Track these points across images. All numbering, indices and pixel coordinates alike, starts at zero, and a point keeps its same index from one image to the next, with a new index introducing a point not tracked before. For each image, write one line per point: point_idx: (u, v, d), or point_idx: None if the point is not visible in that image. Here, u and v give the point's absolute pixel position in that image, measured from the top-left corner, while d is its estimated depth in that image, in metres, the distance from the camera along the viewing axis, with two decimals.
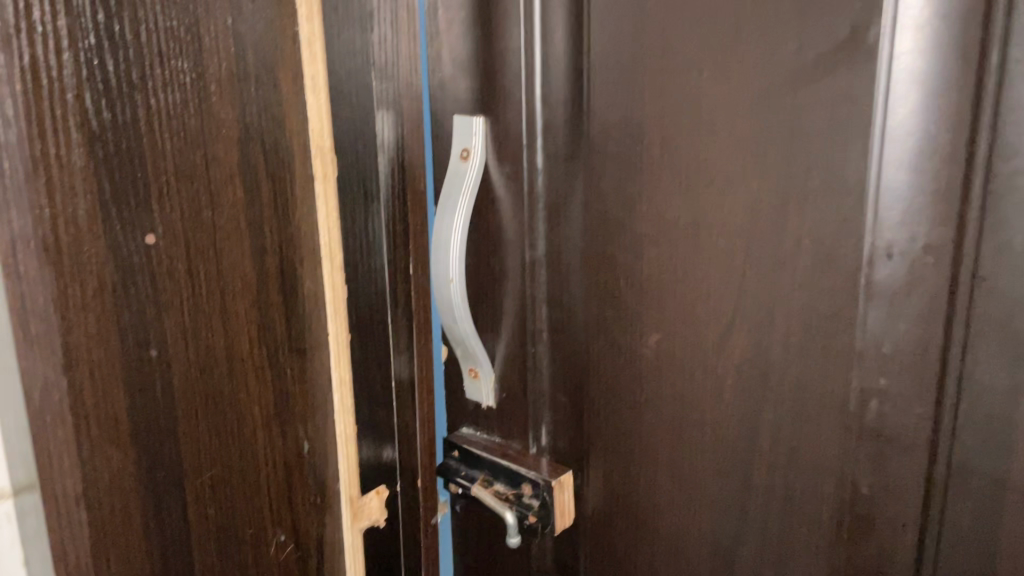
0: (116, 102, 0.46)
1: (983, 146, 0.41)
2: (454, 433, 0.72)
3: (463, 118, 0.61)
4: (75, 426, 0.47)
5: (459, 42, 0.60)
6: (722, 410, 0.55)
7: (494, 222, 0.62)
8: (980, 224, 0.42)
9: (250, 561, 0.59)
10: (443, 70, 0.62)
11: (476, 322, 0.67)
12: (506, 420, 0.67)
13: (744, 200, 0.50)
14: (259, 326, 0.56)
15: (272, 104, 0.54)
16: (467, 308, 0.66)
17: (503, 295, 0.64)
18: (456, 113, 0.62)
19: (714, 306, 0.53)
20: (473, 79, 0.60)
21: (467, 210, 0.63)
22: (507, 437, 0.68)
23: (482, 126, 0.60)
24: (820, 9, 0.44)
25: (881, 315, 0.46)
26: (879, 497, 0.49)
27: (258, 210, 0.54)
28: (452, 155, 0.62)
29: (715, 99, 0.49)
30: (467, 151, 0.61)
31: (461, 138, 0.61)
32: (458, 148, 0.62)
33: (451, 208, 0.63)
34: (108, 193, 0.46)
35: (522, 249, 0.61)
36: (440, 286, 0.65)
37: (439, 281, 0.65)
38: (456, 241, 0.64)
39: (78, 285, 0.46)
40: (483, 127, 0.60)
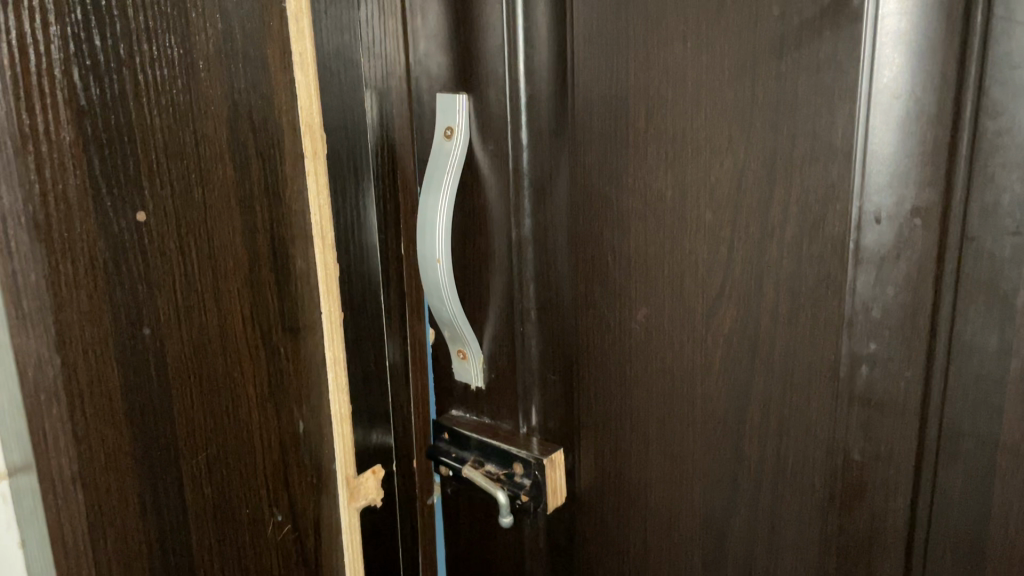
0: (104, 78, 0.46)
1: (969, 106, 0.41)
2: (443, 416, 0.71)
3: (446, 95, 0.60)
4: (69, 404, 0.47)
5: (439, 19, 0.59)
6: (713, 382, 0.55)
7: (479, 201, 0.62)
8: (967, 185, 0.42)
9: (247, 542, 0.59)
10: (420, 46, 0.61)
11: (465, 303, 0.66)
12: (495, 401, 0.67)
13: (731, 170, 0.50)
14: (252, 305, 0.56)
15: (261, 82, 0.54)
16: (454, 289, 0.65)
17: (490, 274, 0.64)
18: (441, 90, 0.61)
19: (702, 278, 0.53)
20: (453, 56, 0.59)
21: (450, 189, 0.62)
22: (497, 418, 0.68)
23: (466, 103, 0.60)
24: None
25: (869, 280, 0.46)
26: (870, 464, 0.49)
27: (248, 188, 0.55)
28: (434, 134, 0.62)
29: (701, 69, 0.50)
30: (451, 130, 0.61)
31: (444, 116, 0.61)
32: (442, 126, 0.61)
33: (436, 188, 0.62)
34: (97, 169, 0.46)
35: (507, 228, 0.61)
36: (426, 267, 0.65)
37: (425, 263, 0.64)
38: (441, 222, 0.63)
39: (70, 261, 0.46)
40: (467, 104, 0.60)
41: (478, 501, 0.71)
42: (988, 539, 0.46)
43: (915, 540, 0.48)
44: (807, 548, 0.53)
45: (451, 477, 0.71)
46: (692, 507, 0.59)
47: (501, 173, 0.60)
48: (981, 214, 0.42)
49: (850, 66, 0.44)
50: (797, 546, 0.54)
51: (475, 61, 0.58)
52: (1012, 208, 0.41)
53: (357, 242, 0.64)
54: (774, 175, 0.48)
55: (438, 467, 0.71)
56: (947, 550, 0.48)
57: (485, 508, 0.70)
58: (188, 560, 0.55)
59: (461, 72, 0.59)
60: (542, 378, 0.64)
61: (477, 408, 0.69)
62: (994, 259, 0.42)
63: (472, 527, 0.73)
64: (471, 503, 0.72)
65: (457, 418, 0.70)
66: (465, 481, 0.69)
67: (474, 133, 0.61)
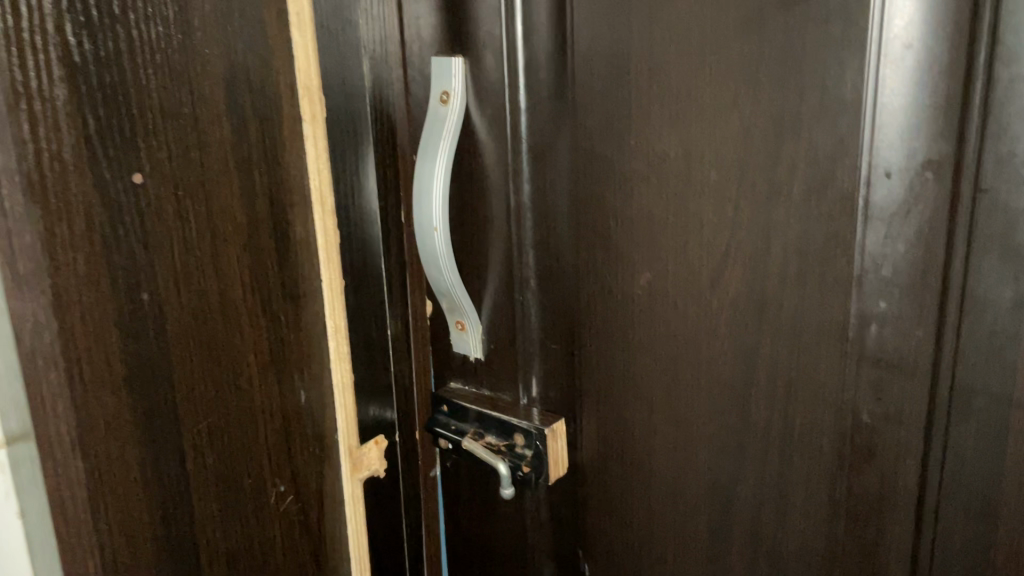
0: (98, 35, 0.45)
1: (983, 53, 0.40)
2: (442, 389, 0.70)
3: (441, 59, 0.59)
4: (67, 370, 0.46)
5: None
6: (719, 346, 0.54)
7: (478, 167, 0.61)
8: (980, 137, 0.41)
9: (250, 512, 0.58)
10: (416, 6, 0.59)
11: (464, 272, 0.65)
12: (496, 372, 0.66)
13: (737, 128, 0.49)
14: (251, 271, 0.56)
15: (257, 44, 0.53)
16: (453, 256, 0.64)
17: (490, 242, 0.63)
18: (435, 54, 0.59)
19: (708, 240, 0.53)
20: (449, 17, 0.58)
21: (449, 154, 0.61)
22: (498, 389, 0.67)
23: (462, 67, 0.59)
24: None
25: (880, 236, 0.45)
26: (880, 426, 0.48)
27: (246, 151, 0.54)
28: (429, 100, 0.61)
29: (706, 24, 0.49)
30: (447, 95, 0.59)
31: (439, 81, 0.60)
32: (438, 91, 0.60)
33: (433, 154, 0.61)
34: (93, 129, 0.45)
35: (507, 194, 0.60)
36: (423, 235, 0.64)
37: (422, 230, 0.64)
38: (440, 188, 0.62)
39: (66, 223, 0.45)
40: (462, 68, 0.59)
41: (481, 473, 0.70)
42: (1000, 497, 0.46)
43: (925, 500, 0.48)
44: (817, 512, 0.53)
45: (452, 449, 0.70)
46: (698, 474, 0.58)
47: (499, 138, 0.59)
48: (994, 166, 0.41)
49: (860, 16, 0.43)
50: (805, 511, 0.53)
51: (472, 22, 0.57)
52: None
53: (357, 209, 0.63)
54: (783, 130, 0.47)
55: (438, 439, 0.70)
56: (959, 510, 0.47)
57: (487, 480, 0.70)
58: (191, 530, 0.54)
59: (457, 34, 0.58)
60: (543, 346, 0.64)
61: (477, 380, 0.68)
62: (1008, 211, 0.41)
63: (474, 500, 0.72)
64: (473, 475, 0.71)
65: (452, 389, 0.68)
66: (467, 453, 0.68)
67: (472, 97, 0.59)
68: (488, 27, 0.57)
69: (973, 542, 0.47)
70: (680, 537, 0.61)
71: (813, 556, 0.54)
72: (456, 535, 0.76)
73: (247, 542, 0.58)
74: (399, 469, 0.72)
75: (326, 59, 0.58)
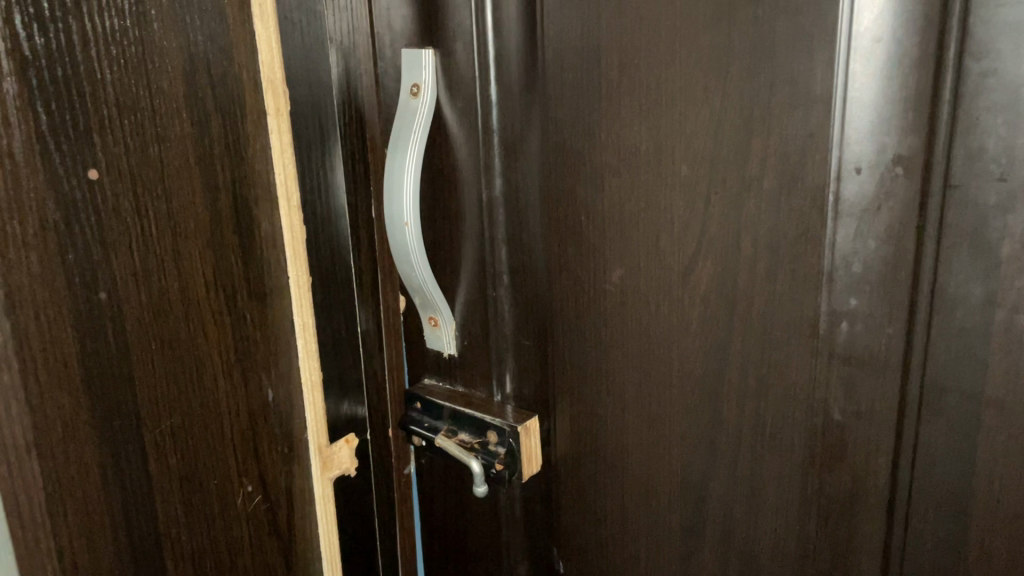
0: (50, 26, 0.43)
1: (952, 47, 0.39)
2: (415, 385, 0.69)
3: (411, 51, 0.58)
4: (21, 371, 0.45)
5: None
6: (691, 342, 0.53)
7: (449, 161, 0.60)
8: (950, 131, 0.41)
9: (216, 513, 0.57)
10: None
11: (436, 268, 0.64)
12: (468, 368, 0.66)
13: (707, 122, 0.48)
14: (215, 269, 0.55)
15: (219, 35, 0.52)
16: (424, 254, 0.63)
17: (461, 237, 0.62)
18: (404, 45, 0.58)
19: (679, 236, 0.52)
20: (418, 9, 0.57)
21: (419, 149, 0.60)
22: (471, 386, 0.66)
23: (432, 59, 0.58)
24: None
25: (850, 232, 0.45)
26: (851, 424, 0.48)
27: (208, 145, 0.53)
28: (400, 92, 0.60)
29: (676, 16, 0.48)
30: (417, 87, 0.58)
31: (410, 74, 0.59)
32: (408, 84, 0.59)
33: (403, 148, 0.60)
34: (45, 124, 0.44)
35: (477, 189, 0.59)
36: (394, 232, 0.62)
37: (392, 227, 0.62)
38: (410, 184, 0.61)
39: (18, 221, 0.43)
40: (432, 60, 0.58)
41: (454, 471, 0.69)
42: (972, 497, 0.45)
43: (896, 498, 0.47)
44: (788, 510, 0.52)
45: (425, 447, 0.69)
46: (670, 472, 0.57)
47: (469, 132, 0.58)
48: (965, 161, 0.41)
49: (830, 8, 0.42)
50: (776, 509, 0.53)
51: (441, 14, 0.56)
52: (996, 155, 0.40)
53: (326, 205, 0.62)
54: (753, 124, 0.47)
55: (410, 436, 0.70)
56: (929, 509, 0.47)
57: (461, 477, 0.69)
58: (154, 533, 0.53)
59: (427, 26, 0.57)
60: (516, 342, 0.63)
61: (449, 376, 0.67)
62: (978, 207, 0.41)
63: (448, 497, 0.71)
64: (447, 473, 0.70)
65: (426, 387, 0.67)
66: (440, 451, 0.68)
67: (443, 90, 0.58)
68: (457, 19, 0.56)
69: (944, 541, 0.47)
70: (654, 535, 0.60)
71: (784, 554, 0.53)
72: (430, 532, 0.75)
73: (213, 543, 0.58)
74: (371, 467, 0.71)
75: (291, 51, 0.57)
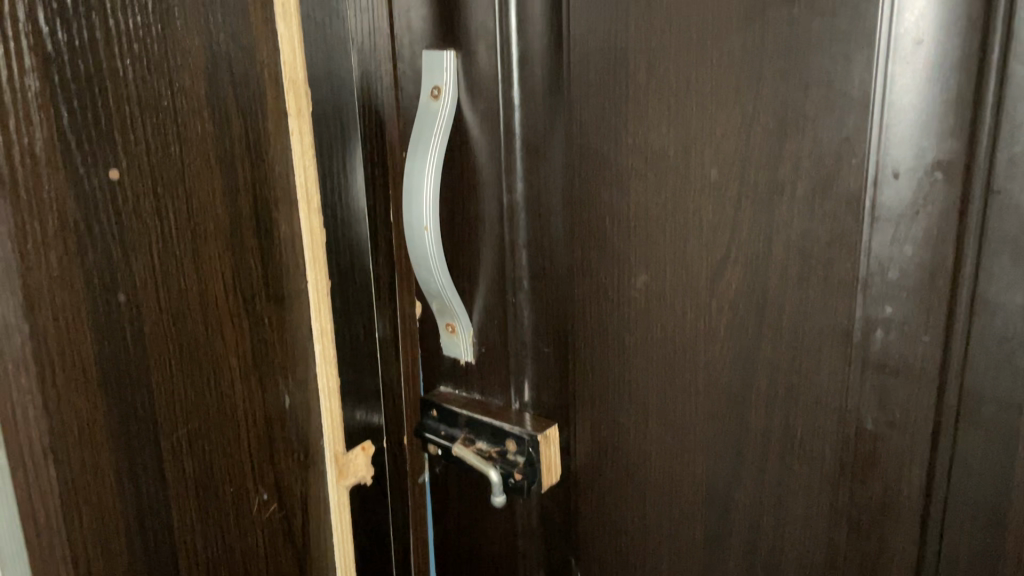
0: (73, 23, 0.43)
1: (996, 49, 0.39)
2: (430, 391, 0.68)
3: (432, 52, 0.57)
4: (39, 374, 0.44)
5: None
6: (717, 350, 0.52)
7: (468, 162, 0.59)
8: (993, 135, 0.40)
9: (232, 520, 0.56)
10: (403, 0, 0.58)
11: (454, 273, 0.63)
12: (485, 375, 0.65)
13: (739, 125, 0.48)
14: (234, 271, 0.54)
15: (241, 34, 0.51)
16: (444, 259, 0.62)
17: (481, 242, 0.61)
18: (425, 47, 0.58)
19: (707, 241, 0.51)
20: (438, 12, 0.56)
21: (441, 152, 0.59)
22: (488, 393, 0.65)
23: (453, 61, 0.57)
24: None
25: (887, 238, 0.44)
26: (884, 433, 0.47)
27: (228, 145, 0.52)
28: (420, 94, 0.58)
29: (708, 17, 0.47)
30: (438, 89, 0.57)
31: (431, 75, 0.57)
32: (428, 86, 0.58)
33: (424, 151, 0.59)
34: (66, 122, 0.43)
35: (498, 192, 0.58)
36: (413, 236, 0.61)
37: (411, 232, 0.61)
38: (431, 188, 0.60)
39: (37, 222, 0.43)
40: (453, 62, 0.57)
41: (469, 480, 0.68)
42: (1009, 509, 0.44)
43: (930, 510, 0.46)
44: (817, 521, 0.51)
45: (441, 455, 0.67)
46: (694, 483, 0.56)
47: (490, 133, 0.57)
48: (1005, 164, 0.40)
49: (870, 8, 0.41)
50: (804, 521, 0.52)
51: (465, 16, 0.55)
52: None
53: (346, 208, 0.61)
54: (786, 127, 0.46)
55: (425, 444, 0.68)
56: (965, 522, 0.46)
57: (477, 486, 0.68)
58: (169, 540, 0.52)
59: (449, 26, 0.56)
60: (535, 349, 0.61)
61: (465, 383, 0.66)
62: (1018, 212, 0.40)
63: (463, 507, 0.70)
64: (461, 482, 0.69)
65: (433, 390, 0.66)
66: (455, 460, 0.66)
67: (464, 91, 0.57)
68: (481, 20, 0.55)
69: (980, 554, 0.46)
70: (675, 546, 0.59)
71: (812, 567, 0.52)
72: (444, 543, 0.74)
73: (228, 552, 0.56)
74: (386, 475, 0.70)
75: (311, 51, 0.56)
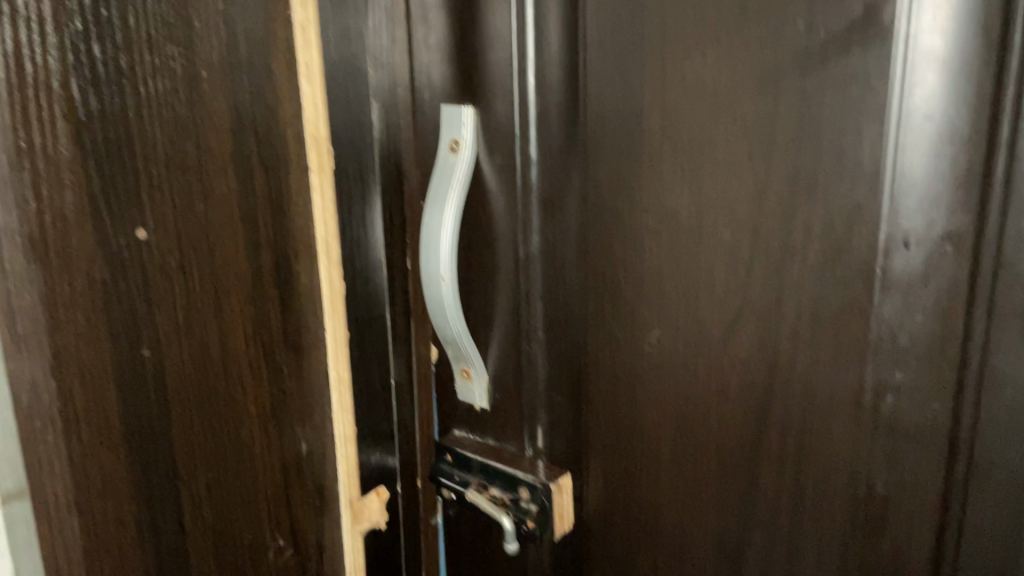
0: (104, 90, 0.44)
1: (1005, 126, 0.40)
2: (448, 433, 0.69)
3: (451, 106, 0.58)
4: (65, 430, 0.45)
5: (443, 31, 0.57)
6: (729, 407, 0.53)
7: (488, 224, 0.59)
8: (1002, 208, 0.41)
9: (248, 566, 0.57)
10: (422, 57, 0.59)
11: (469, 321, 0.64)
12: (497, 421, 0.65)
13: (751, 190, 0.48)
14: (254, 322, 0.55)
15: (264, 94, 0.53)
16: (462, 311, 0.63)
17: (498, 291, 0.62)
18: (444, 101, 0.59)
19: (719, 300, 0.52)
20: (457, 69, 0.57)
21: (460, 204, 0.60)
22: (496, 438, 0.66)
23: (472, 116, 0.58)
24: None
25: (896, 306, 0.45)
26: (894, 496, 0.47)
27: (251, 201, 0.53)
28: (439, 147, 0.60)
29: (722, 84, 0.48)
30: (456, 143, 0.59)
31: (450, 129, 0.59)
32: (447, 140, 0.59)
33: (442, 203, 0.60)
34: (96, 185, 0.45)
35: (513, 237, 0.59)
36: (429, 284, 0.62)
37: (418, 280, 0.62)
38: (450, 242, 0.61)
39: (67, 282, 0.44)
40: (471, 117, 0.58)
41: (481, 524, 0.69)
42: None
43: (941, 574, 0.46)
44: None
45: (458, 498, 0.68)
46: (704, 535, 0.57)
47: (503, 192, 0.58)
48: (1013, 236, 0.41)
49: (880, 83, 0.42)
50: None
51: (483, 74, 0.56)
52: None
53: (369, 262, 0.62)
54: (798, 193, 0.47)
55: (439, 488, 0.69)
56: None
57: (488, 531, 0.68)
58: None
59: (467, 82, 0.57)
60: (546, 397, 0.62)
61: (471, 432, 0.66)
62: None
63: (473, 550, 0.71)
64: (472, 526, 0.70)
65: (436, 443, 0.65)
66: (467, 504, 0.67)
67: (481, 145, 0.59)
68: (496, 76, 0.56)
69: None
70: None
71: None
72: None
73: None
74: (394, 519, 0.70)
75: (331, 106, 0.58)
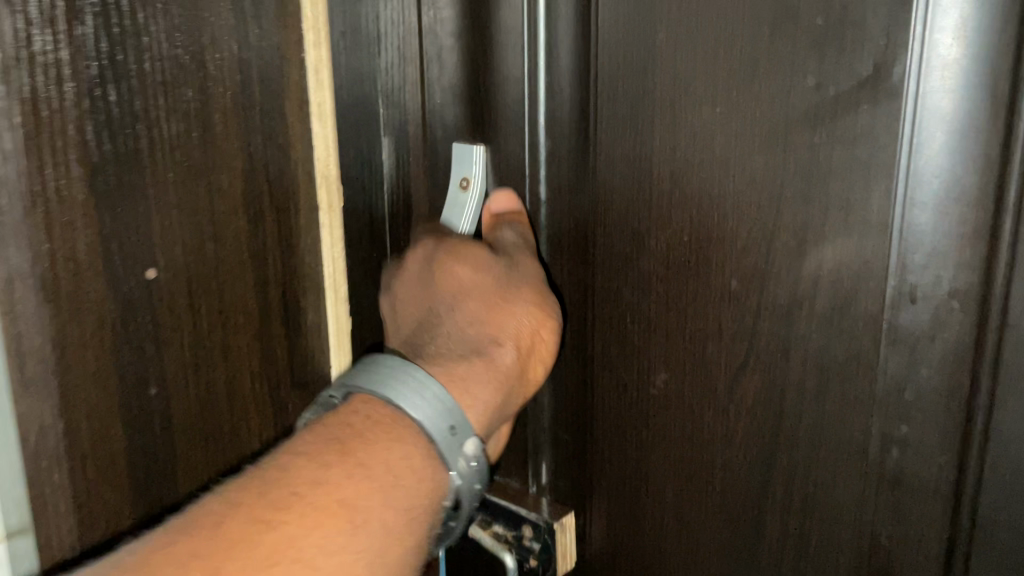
0: (119, 134, 0.45)
1: (1013, 188, 0.40)
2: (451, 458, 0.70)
3: (462, 145, 0.57)
4: (71, 469, 0.46)
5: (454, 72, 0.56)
6: (734, 453, 0.53)
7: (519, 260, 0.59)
8: (1008, 270, 0.40)
9: None
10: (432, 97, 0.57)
11: None
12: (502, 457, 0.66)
13: (761, 240, 0.49)
14: (262, 361, 0.55)
15: (276, 134, 0.53)
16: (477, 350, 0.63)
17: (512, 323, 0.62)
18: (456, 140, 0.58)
19: (726, 347, 0.52)
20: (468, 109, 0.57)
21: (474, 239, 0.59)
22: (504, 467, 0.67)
23: (483, 154, 0.57)
24: (841, 48, 0.43)
25: (903, 361, 0.45)
26: (898, 549, 0.47)
27: (262, 240, 0.53)
28: (449, 184, 0.59)
29: (733, 135, 0.48)
30: (467, 181, 0.58)
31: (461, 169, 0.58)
32: (457, 177, 0.58)
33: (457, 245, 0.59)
34: (109, 228, 0.45)
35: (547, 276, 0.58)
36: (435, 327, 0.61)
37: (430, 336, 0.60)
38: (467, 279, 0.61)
39: (77, 323, 0.44)
40: (483, 156, 0.57)
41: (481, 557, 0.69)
42: None
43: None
44: None
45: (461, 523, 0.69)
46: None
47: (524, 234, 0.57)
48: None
49: (896, 138, 0.42)
50: None
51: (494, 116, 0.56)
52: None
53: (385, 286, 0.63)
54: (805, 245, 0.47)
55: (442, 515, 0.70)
56: None
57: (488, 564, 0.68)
58: None
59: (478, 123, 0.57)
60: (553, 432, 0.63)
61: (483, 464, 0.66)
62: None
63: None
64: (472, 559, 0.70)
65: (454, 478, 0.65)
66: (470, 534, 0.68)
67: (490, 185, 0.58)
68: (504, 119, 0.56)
69: None
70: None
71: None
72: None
73: None
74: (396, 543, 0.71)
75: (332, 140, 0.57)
